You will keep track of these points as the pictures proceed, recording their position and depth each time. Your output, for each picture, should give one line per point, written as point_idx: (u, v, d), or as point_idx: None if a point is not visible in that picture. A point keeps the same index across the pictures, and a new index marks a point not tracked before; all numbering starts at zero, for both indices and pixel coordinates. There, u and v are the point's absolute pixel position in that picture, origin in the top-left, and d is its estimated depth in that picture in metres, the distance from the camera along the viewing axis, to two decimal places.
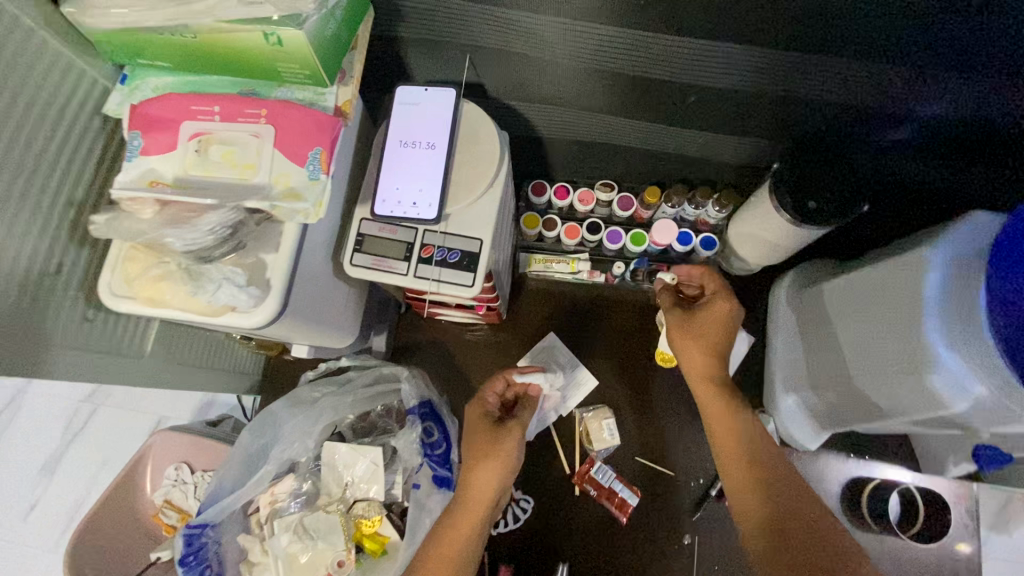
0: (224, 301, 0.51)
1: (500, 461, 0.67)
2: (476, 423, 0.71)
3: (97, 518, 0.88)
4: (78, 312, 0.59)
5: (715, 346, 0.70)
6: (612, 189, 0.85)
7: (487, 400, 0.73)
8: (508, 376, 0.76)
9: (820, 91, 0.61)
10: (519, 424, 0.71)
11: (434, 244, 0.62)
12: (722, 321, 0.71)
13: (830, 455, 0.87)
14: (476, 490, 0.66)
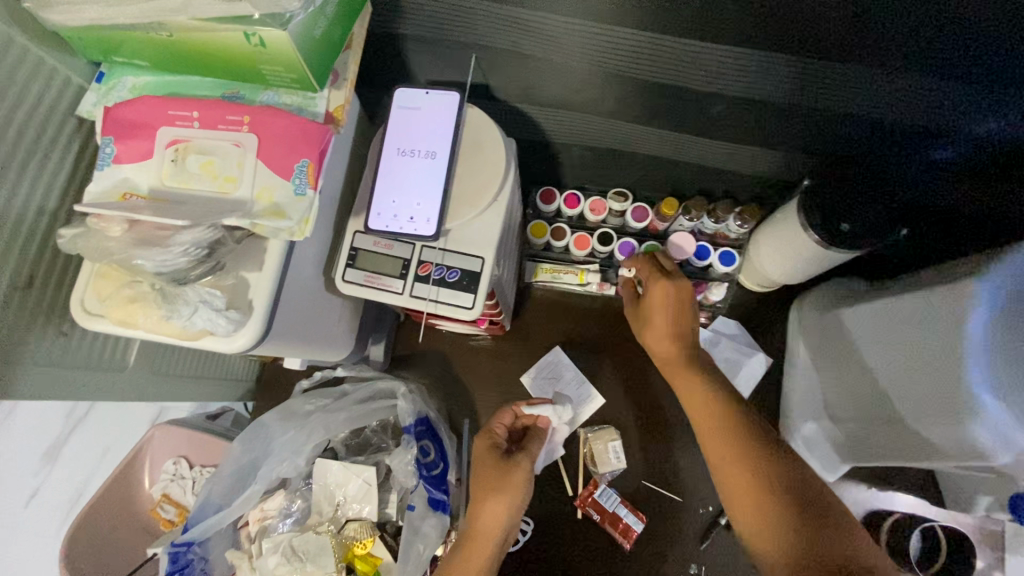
0: (202, 326, 0.47)
1: (510, 495, 0.65)
2: (483, 455, 0.69)
3: (97, 510, 0.93)
4: (53, 327, 0.55)
5: (674, 330, 0.69)
6: (626, 198, 0.80)
7: (497, 431, 0.72)
8: (517, 408, 0.76)
9: (858, 107, 0.55)
10: (528, 455, 0.69)
11: (432, 261, 0.58)
12: (666, 302, 0.69)
13: (849, 485, 0.82)
14: (484, 530, 0.63)
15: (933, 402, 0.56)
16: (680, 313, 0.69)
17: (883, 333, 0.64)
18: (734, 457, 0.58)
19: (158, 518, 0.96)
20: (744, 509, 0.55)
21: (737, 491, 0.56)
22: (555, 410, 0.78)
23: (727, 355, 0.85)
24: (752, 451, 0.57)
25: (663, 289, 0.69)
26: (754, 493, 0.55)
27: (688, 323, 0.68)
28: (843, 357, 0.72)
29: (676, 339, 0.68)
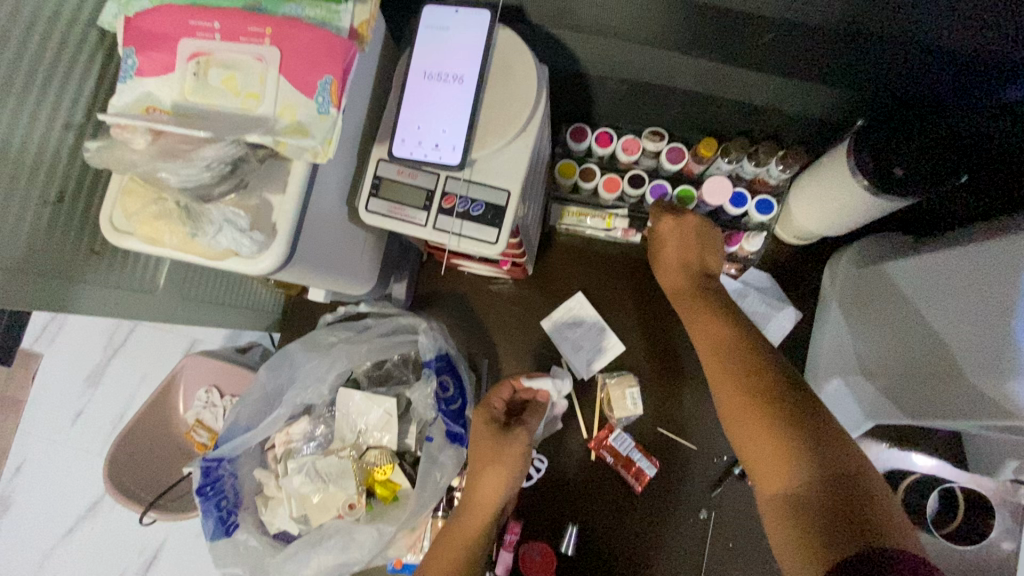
0: (226, 245, 0.46)
1: (508, 467, 0.69)
2: (481, 428, 0.72)
3: (136, 433, 0.99)
4: (86, 243, 0.56)
5: (686, 259, 0.71)
6: (662, 138, 0.75)
7: (495, 405, 0.74)
8: (515, 382, 0.76)
9: (915, 27, 0.50)
10: (525, 429, 0.72)
11: (457, 193, 0.56)
12: (676, 234, 0.72)
13: (869, 442, 0.81)
14: (481, 499, 0.69)
15: (976, 358, 0.53)
16: (690, 247, 0.71)
17: (936, 291, 0.60)
18: (736, 376, 0.57)
19: (193, 441, 1.03)
20: (742, 427, 0.55)
21: (741, 410, 0.55)
22: (554, 384, 0.77)
23: (756, 309, 0.82)
24: (756, 370, 0.56)
25: (671, 225, 0.71)
26: (753, 409, 0.54)
27: (696, 256, 0.71)
28: (885, 317, 0.69)
29: (686, 270, 0.71)
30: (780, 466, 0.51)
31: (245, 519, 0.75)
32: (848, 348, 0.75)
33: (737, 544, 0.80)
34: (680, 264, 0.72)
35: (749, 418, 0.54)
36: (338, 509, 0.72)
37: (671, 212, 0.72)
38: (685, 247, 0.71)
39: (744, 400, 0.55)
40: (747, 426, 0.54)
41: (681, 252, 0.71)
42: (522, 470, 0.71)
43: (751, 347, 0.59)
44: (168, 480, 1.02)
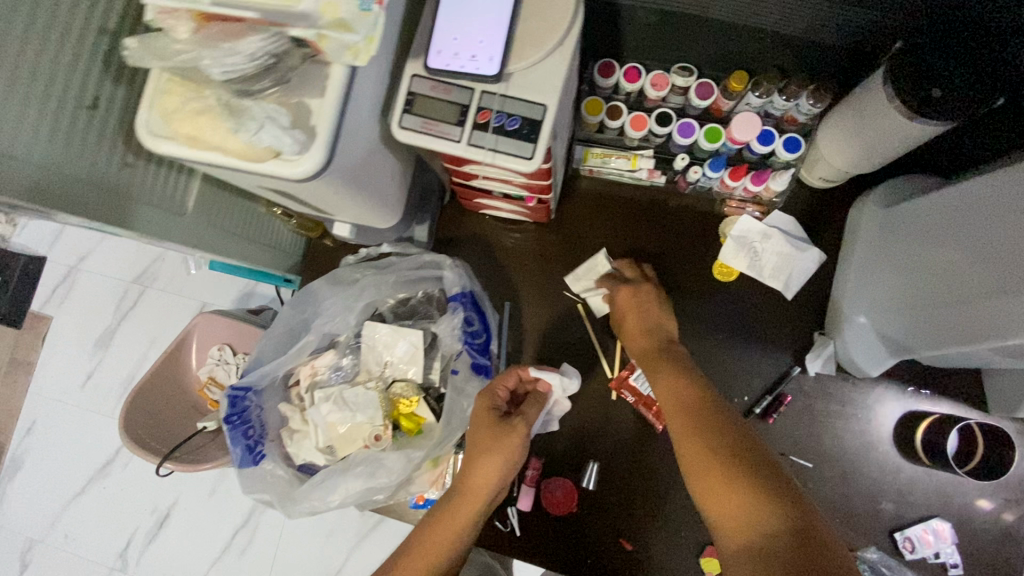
0: (268, 143, 0.46)
1: (504, 457, 0.68)
2: (483, 416, 0.69)
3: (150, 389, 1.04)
4: (117, 156, 0.56)
5: (649, 324, 0.77)
6: (691, 73, 0.74)
7: (498, 394, 0.71)
8: (522, 371, 0.73)
9: None
10: (525, 421, 0.70)
11: (492, 108, 0.55)
12: (633, 303, 0.79)
13: (889, 389, 0.81)
14: (477, 485, 0.68)
15: (1012, 274, 0.53)
16: (645, 314, 0.78)
17: (975, 215, 0.59)
18: (700, 446, 0.60)
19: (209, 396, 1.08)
20: (709, 491, 0.58)
21: (702, 456, 0.60)
22: (561, 381, 0.74)
23: (780, 250, 0.81)
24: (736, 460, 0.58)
25: (627, 296, 0.80)
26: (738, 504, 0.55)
27: (655, 321, 0.78)
28: (921, 246, 0.67)
29: (646, 334, 0.76)
30: (743, 513, 0.54)
31: (271, 451, 0.76)
32: (875, 286, 0.75)
33: None
34: (640, 331, 0.77)
35: (717, 481, 0.57)
36: (364, 440, 0.74)
37: (626, 284, 0.81)
38: (642, 314, 0.78)
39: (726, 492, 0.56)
40: (719, 481, 0.57)
41: (639, 320, 0.78)
42: (519, 459, 0.70)
43: (725, 434, 0.61)
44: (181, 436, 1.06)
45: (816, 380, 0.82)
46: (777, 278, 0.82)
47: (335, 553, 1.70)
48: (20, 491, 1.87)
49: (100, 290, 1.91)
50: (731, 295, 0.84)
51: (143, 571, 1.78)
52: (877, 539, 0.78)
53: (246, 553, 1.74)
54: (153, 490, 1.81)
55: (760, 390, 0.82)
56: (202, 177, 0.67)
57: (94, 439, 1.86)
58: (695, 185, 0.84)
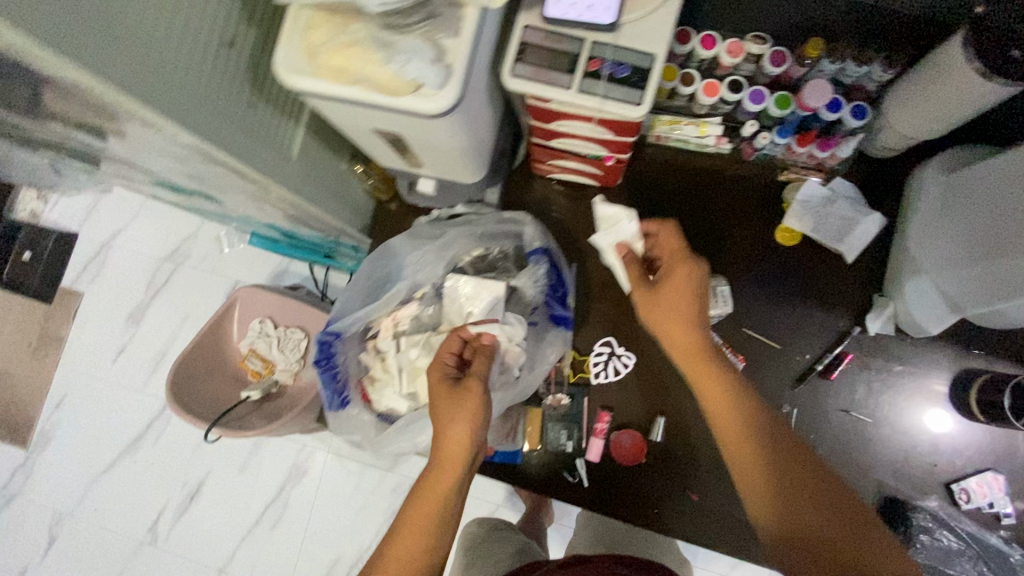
0: (413, 75, 0.49)
1: (466, 416, 0.65)
2: (436, 386, 0.68)
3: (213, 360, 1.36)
4: (245, 96, 0.59)
5: (692, 314, 0.69)
6: (765, 41, 0.77)
7: (445, 360, 0.70)
8: (461, 331, 0.73)
9: None
10: (478, 377, 0.68)
11: (603, 56, 0.58)
12: (685, 285, 0.69)
13: (946, 349, 0.84)
14: (450, 452, 0.66)
15: None
16: (690, 301, 0.69)
17: None
18: (748, 448, 0.63)
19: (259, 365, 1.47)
20: (747, 488, 0.63)
21: (746, 459, 0.63)
22: (501, 327, 0.75)
23: (844, 214, 0.84)
24: (776, 453, 0.62)
25: (686, 273, 0.69)
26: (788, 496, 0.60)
27: (698, 306, 0.69)
28: (985, 206, 0.71)
29: (688, 322, 0.68)
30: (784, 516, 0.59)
31: (356, 396, 0.80)
32: (937, 245, 0.78)
33: (816, 437, 0.84)
34: (681, 316, 0.69)
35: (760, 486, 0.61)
36: None
37: (688, 259, 0.70)
38: (697, 300, 0.69)
39: (778, 484, 0.61)
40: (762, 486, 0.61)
41: (690, 305, 0.69)
42: (488, 414, 0.68)
43: (768, 431, 0.64)
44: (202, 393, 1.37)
45: (874, 339, 0.85)
46: (842, 242, 0.85)
47: (366, 527, 1.73)
48: (48, 465, 1.88)
49: (132, 267, 1.94)
50: (793, 258, 0.88)
51: (173, 545, 1.79)
52: (933, 492, 0.82)
53: (278, 526, 1.77)
54: (183, 465, 1.83)
55: (821, 349, 0.86)
56: (304, 128, 0.70)
57: (124, 414, 1.88)
58: (761, 151, 0.87)
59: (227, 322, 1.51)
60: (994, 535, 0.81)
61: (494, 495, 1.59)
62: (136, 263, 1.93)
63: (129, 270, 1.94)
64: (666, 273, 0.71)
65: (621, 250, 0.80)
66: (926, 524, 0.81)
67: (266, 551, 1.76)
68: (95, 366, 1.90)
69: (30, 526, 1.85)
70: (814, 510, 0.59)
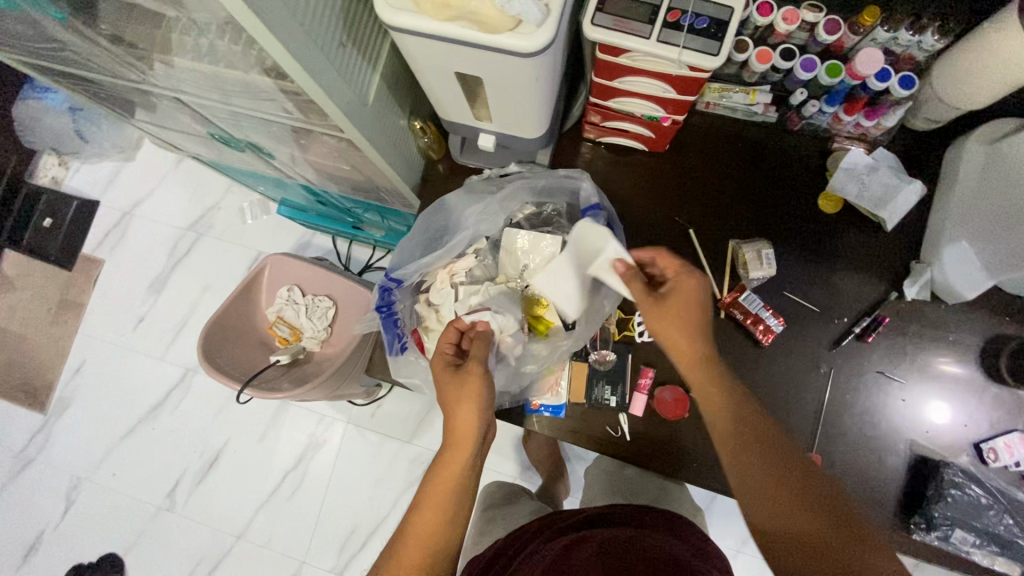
0: (517, 11, 0.51)
1: (470, 398, 0.71)
2: (441, 375, 0.74)
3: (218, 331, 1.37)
4: (338, 35, 0.61)
5: (693, 321, 0.70)
6: (820, 9, 0.80)
7: (445, 351, 0.75)
8: (457, 322, 0.76)
9: None
10: (479, 362, 0.73)
11: (682, 8, 0.61)
12: (690, 296, 0.71)
13: (978, 316, 0.87)
14: (460, 432, 0.71)
15: None
16: (694, 311, 0.70)
17: None
18: (745, 441, 0.65)
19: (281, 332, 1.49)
20: (745, 480, 0.65)
21: (744, 453, 0.65)
22: (494, 315, 0.77)
23: (885, 181, 0.87)
24: (769, 444, 0.65)
25: (689, 285, 0.71)
26: (775, 490, 0.62)
27: (699, 313, 0.71)
28: None
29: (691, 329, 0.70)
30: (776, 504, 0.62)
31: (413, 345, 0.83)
32: (977, 213, 0.82)
33: (853, 397, 0.87)
34: (682, 323, 0.70)
35: (757, 478, 0.64)
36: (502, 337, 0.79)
37: (687, 273, 0.71)
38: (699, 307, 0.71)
39: (765, 479, 0.63)
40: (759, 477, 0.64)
41: (692, 312, 0.70)
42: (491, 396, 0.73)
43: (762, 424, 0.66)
44: (228, 362, 1.39)
45: (911, 303, 0.88)
46: (882, 209, 0.87)
47: (382, 498, 1.75)
48: (66, 430, 1.88)
49: (154, 236, 1.94)
50: (834, 224, 0.91)
51: (189, 511, 1.80)
52: (963, 451, 0.85)
53: (294, 496, 1.78)
54: (202, 432, 1.84)
55: (859, 313, 0.89)
56: (379, 76, 0.73)
57: (143, 381, 1.89)
58: (807, 121, 0.91)
59: (257, 289, 1.53)
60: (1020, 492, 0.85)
61: (512, 468, 1.61)
62: (157, 232, 1.94)
63: (150, 239, 1.95)
64: (671, 286, 0.71)
65: (621, 267, 0.68)
66: (957, 478, 0.82)
67: (282, 519, 1.77)
68: (115, 333, 1.91)
69: (46, 490, 1.86)
70: (804, 506, 0.61)
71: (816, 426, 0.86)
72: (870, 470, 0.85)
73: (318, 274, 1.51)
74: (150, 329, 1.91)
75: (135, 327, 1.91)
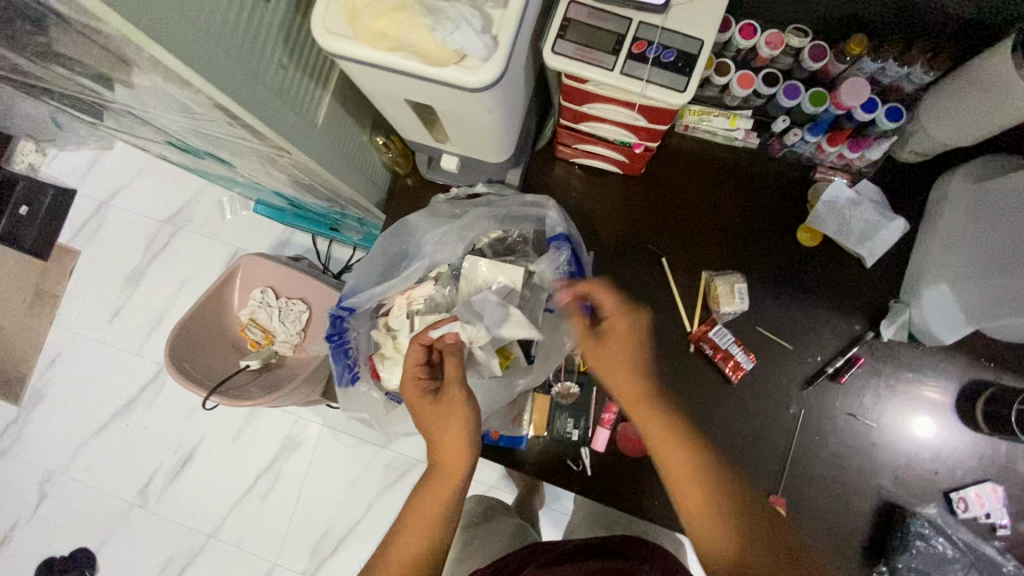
0: (459, 45, 0.47)
1: (457, 417, 0.68)
2: (420, 401, 0.70)
3: (178, 335, 1.34)
4: (278, 58, 0.58)
5: (637, 359, 0.66)
6: (807, 35, 0.76)
7: (419, 373, 0.71)
8: (423, 337, 0.71)
9: None
10: (459, 379, 0.70)
11: (648, 39, 0.57)
12: (626, 335, 0.67)
13: (956, 359, 0.84)
14: (450, 455, 0.68)
15: None
16: (634, 347, 0.66)
17: None
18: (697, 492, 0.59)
19: (249, 337, 1.46)
20: (705, 545, 0.57)
21: (695, 507, 0.58)
22: (462, 325, 0.71)
23: (867, 217, 0.82)
24: (728, 495, 0.58)
25: (622, 324, 0.67)
26: (733, 548, 0.55)
27: (637, 350, 0.66)
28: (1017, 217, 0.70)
29: (632, 365, 0.65)
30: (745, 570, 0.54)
31: (366, 374, 0.80)
32: (961, 256, 0.78)
33: (821, 439, 0.84)
34: (623, 363, 0.66)
35: (717, 538, 0.56)
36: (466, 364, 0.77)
37: (620, 308, 0.68)
38: (638, 343, 0.67)
39: (717, 536, 0.56)
40: (719, 538, 0.56)
41: (634, 357, 0.66)
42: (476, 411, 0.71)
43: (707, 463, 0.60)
44: (205, 366, 1.37)
45: (888, 344, 0.85)
46: (863, 246, 0.83)
47: (355, 502, 1.73)
48: (40, 422, 1.86)
49: (131, 229, 1.90)
50: (811, 258, 0.87)
51: (163, 509, 1.78)
52: (932, 499, 0.82)
53: (267, 497, 1.76)
54: (176, 430, 1.82)
55: (833, 353, 0.86)
56: (331, 96, 0.69)
57: (118, 376, 1.86)
58: (789, 149, 0.86)
59: (228, 291, 1.49)
60: (988, 544, 0.82)
61: (487, 477, 1.59)
62: (134, 224, 1.90)
63: (126, 232, 1.90)
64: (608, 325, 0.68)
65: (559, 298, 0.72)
66: (925, 530, 0.80)
67: (255, 520, 1.75)
68: (90, 325, 1.88)
69: (19, 482, 1.84)
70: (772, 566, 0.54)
71: (781, 468, 0.84)
72: (835, 517, 0.82)
73: (293, 278, 1.48)
74: (126, 322, 1.88)
75: (110, 320, 1.88)
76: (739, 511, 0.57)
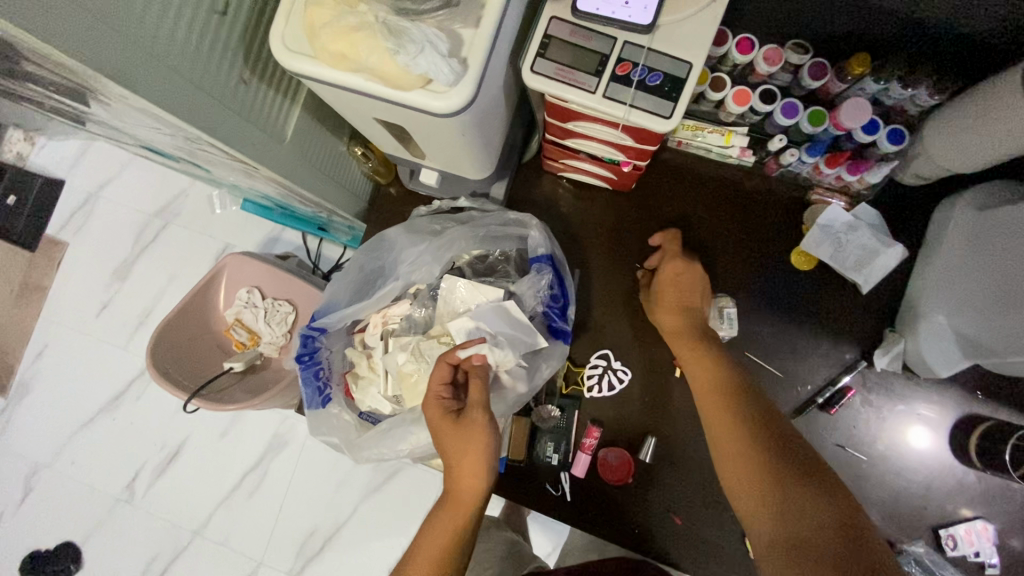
0: (423, 69, 0.44)
1: (478, 447, 0.65)
2: (442, 425, 0.66)
3: (162, 338, 1.33)
4: (236, 73, 0.56)
5: (682, 306, 0.78)
6: (807, 51, 0.73)
7: (443, 394, 0.67)
8: (450, 357, 0.68)
9: None
10: (482, 406, 0.67)
11: (633, 60, 0.54)
12: (684, 277, 0.79)
13: (951, 390, 0.81)
14: (466, 483, 0.66)
15: None
16: (686, 297, 0.79)
17: None
18: (724, 425, 0.69)
19: (234, 337, 1.44)
20: (726, 469, 0.68)
21: (729, 450, 0.68)
22: (489, 346, 0.70)
23: (862, 243, 0.79)
24: (757, 430, 0.68)
25: (677, 267, 0.79)
26: (793, 487, 0.62)
27: (693, 300, 0.79)
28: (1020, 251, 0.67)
29: (677, 311, 0.78)
30: (751, 491, 0.64)
31: (338, 395, 0.77)
32: (959, 287, 0.75)
33: None
34: (677, 309, 0.78)
35: (739, 467, 0.66)
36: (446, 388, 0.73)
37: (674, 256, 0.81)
38: (683, 291, 0.79)
39: (770, 474, 0.64)
40: (736, 462, 0.67)
41: (674, 314, 0.78)
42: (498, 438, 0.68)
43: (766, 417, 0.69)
44: (192, 370, 1.36)
45: (880, 374, 0.82)
46: (859, 273, 0.80)
47: (342, 503, 1.72)
48: (27, 415, 1.85)
49: (119, 221, 1.87)
50: (804, 282, 0.84)
51: (149, 505, 1.78)
52: (920, 534, 0.80)
53: (253, 495, 1.75)
54: (163, 425, 1.80)
55: (823, 381, 0.83)
56: (299, 111, 0.67)
57: (105, 371, 1.84)
58: (785, 168, 0.83)
59: (214, 291, 1.46)
60: None
61: None
62: (122, 216, 1.87)
63: (114, 225, 1.87)
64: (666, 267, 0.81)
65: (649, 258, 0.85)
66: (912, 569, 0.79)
67: (242, 518, 1.74)
68: (78, 318, 1.85)
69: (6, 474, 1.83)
70: (817, 506, 0.60)
71: None
72: None
73: (280, 279, 1.44)
74: (113, 316, 1.85)
75: (98, 313, 1.86)
76: (749, 440, 0.67)
